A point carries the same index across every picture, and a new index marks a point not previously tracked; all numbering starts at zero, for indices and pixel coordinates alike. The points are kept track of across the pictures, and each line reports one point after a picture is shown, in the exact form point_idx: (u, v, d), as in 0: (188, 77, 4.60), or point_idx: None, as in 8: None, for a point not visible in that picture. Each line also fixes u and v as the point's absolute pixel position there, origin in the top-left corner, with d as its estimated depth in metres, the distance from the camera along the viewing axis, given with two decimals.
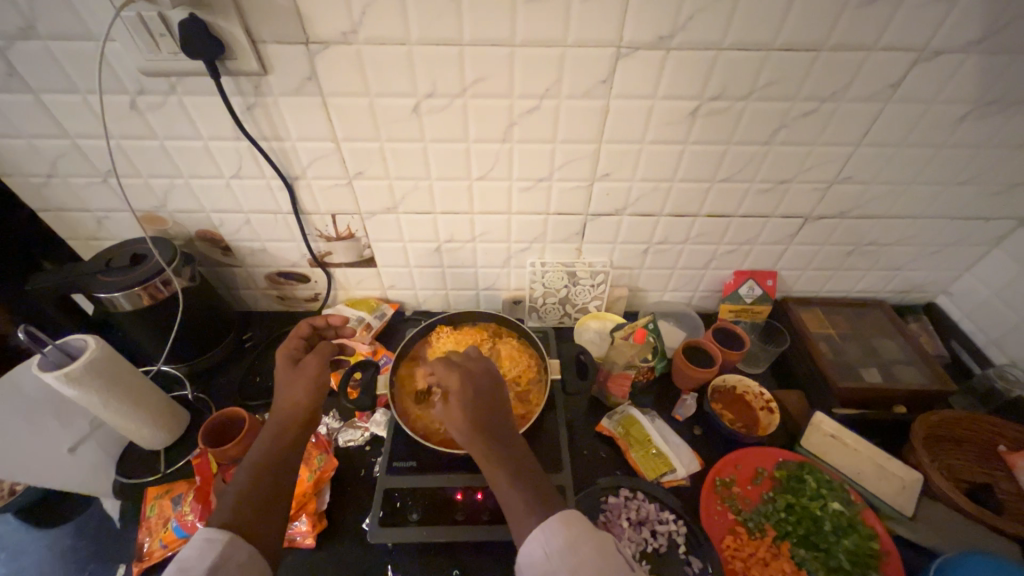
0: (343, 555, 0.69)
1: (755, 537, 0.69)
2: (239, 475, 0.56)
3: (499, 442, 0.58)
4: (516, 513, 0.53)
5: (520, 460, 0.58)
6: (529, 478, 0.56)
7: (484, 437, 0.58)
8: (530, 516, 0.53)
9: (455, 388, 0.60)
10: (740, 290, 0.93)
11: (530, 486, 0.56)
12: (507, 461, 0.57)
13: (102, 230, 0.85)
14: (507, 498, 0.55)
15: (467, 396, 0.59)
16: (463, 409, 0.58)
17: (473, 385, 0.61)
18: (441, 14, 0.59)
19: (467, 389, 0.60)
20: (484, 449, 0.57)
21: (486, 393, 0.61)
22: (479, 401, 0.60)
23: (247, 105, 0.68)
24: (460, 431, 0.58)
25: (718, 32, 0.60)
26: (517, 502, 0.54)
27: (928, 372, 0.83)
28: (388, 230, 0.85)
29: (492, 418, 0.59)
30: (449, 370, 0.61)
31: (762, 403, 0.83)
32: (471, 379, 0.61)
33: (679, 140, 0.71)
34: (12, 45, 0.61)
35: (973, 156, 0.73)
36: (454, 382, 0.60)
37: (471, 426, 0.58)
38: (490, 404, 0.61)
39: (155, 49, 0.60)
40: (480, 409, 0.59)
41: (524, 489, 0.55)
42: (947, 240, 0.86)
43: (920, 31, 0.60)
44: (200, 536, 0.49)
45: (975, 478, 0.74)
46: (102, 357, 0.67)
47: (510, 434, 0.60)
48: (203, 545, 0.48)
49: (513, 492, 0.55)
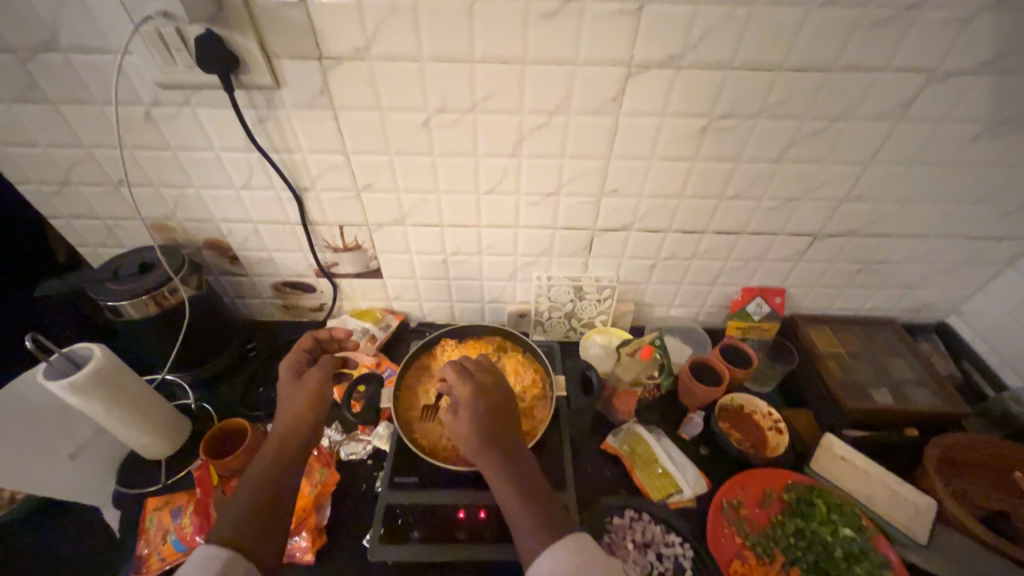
0: (343, 572, 0.68)
1: (764, 563, 0.67)
2: (246, 483, 0.57)
3: (508, 453, 0.58)
4: (523, 526, 0.53)
5: (528, 472, 0.57)
6: (537, 491, 0.56)
7: (493, 448, 0.57)
8: (537, 529, 0.52)
9: (466, 398, 0.60)
10: (748, 307, 0.92)
11: (538, 499, 0.55)
12: (516, 477, 0.56)
13: (112, 238, 0.86)
14: (514, 509, 0.54)
15: (476, 406, 0.60)
16: (472, 420, 0.59)
17: (483, 395, 0.61)
18: (453, 31, 0.59)
19: (477, 401, 0.60)
20: (493, 465, 0.57)
21: (495, 404, 0.61)
22: (489, 412, 0.60)
23: (259, 117, 0.68)
24: (470, 441, 0.58)
25: (728, 52, 0.60)
26: (524, 514, 0.53)
27: (940, 394, 0.82)
28: (395, 242, 0.85)
29: (501, 429, 0.59)
30: (460, 380, 0.62)
31: (770, 423, 0.82)
32: (481, 389, 0.62)
33: (688, 157, 0.71)
34: (32, 57, 0.62)
35: (985, 176, 0.73)
36: (464, 393, 0.61)
37: (480, 436, 0.58)
38: (500, 415, 0.61)
39: (171, 63, 0.61)
40: (489, 420, 0.59)
41: (532, 501, 0.54)
42: (958, 260, 0.85)
43: (931, 53, 0.60)
44: (199, 553, 0.48)
45: (990, 505, 0.72)
46: (107, 367, 0.67)
47: (519, 446, 0.60)
48: (204, 562, 0.47)
49: (520, 505, 0.54)
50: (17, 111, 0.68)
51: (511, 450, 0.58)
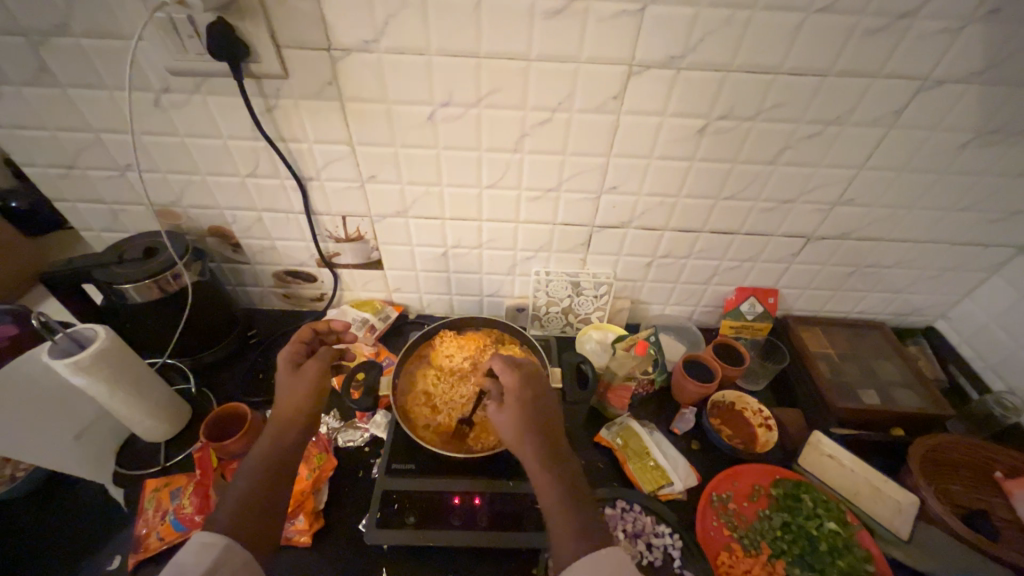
0: (338, 554, 0.69)
1: (750, 554, 0.69)
2: (245, 475, 0.57)
3: (550, 444, 0.59)
4: (554, 517, 0.53)
5: (564, 464, 0.58)
6: (572, 484, 0.56)
7: (536, 438, 0.58)
8: (567, 521, 0.53)
9: (513, 388, 0.63)
10: (741, 307, 0.94)
11: (570, 492, 0.55)
12: (555, 469, 0.57)
13: (116, 223, 0.87)
14: (548, 500, 0.55)
15: (524, 397, 0.62)
16: (519, 410, 0.60)
17: (530, 388, 0.63)
18: (461, 26, 0.61)
19: (525, 392, 0.62)
20: (534, 456, 0.57)
21: (541, 396, 0.63)
22: (535, 403, 0.62)
23: (267, 106, 0.69)
24: (512, 432, 0.59)
25: (727, 54, 0.62)
26: (557, 505, 0.54)
27: (925, 395, 0.84)
28: (396, 234, 0.86)
29: (544, 421, 0.61)
30: (508, 370, 0.65)
31: (760, 419, 0.85)
32: (529, 380, 0.64)
33: (685, 156, 0.73)
34: (45, 41, 0.63)
35: (974, 183, 0.75)
36: (513, 383, 0.63)
37: (525, 427, 0.59)
38: (545, 407, 0.62)
39: (182, 50, 0.63)
40: (534, 411, 0.61)
41: (567, 494, 0.55)
42: (946, 265, 0.87)
43: (924, 62, 0.62)
44: (195, 540, 0.49)
45: (972, 504, 0.74)
46: (112, 348, 0.68)
47: (560, 440, 0.60)
48: (201, 548, 0.48)
49: (554, 495, 0.55)
50: (27, 93, 0.68)
51: (552, 441, 0.59)
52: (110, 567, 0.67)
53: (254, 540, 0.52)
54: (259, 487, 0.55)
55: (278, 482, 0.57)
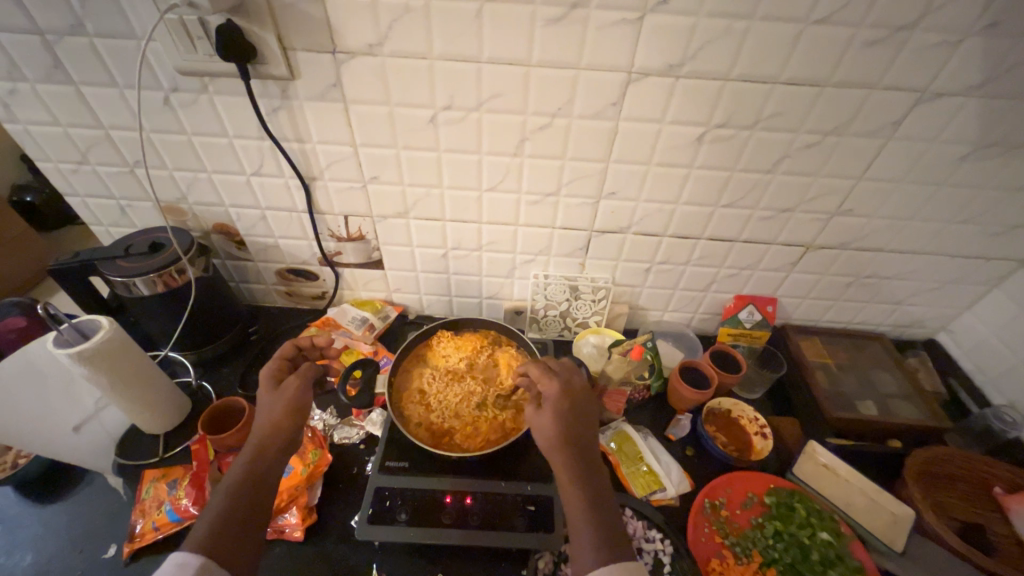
0: (329, 551, 0.70)
1: (741, 562, 0.69)
2: (236, 483, 0.57)
3: (585, 452, 0.59)
4: (579, 521, 0.55)
5: (595, 471, 0.59)
6: (601, 491, 0.57)
7: (570, 444, 0.59)
8: (588, 529, 0.54)
9: (552, 392, 0.63)
10: (740, 315, 0.94)
11: (597, 500, 0.56)
12: (583, 474, 0.58)
13: (125, 218, 0.89)
14: (574, 506, 0.56)
15: (561, 403, 0.62)
16: (556, 416, 0.61)
17: (568, 394, 0.63)
18: (463, 34, 0.62)
19: (563, 398, 0.62)
20: (565, 460, 0.59)
21: (582, 404, 0.63)
22: (575, 410, 0.62)
23: (273, 107, 0.71)
24: (549, 439, 0.60)
25: (726, 64, 0.63)
26: (583, 512, 0.55)
27: (924, 408, 0.83)
28: (398, 235, 0.88)
29: (580, 428, 0.61)
30: (547, 376, 0.65)
31: (755, 428, 0.84)
32: (569, 387, 0.64)
33: (684, 164, 0.74)
34: (60, 40, 0.65)
35: (974, 197, 0.74)
36: (552, 389, 0.63)
37: (563, 434, 0.60)
38: (584, 414, 0.63)
39: (192, 50, 0.64)
40: (575, 418, 0.61)
41: (594, 500, 0.56)
42: (947, 278, 0.87)
43: (922, 74, 0.62)
44: (173, 559, 0.48)
45: (968, 517, 0.73)
46: (114, 341, 0.69)
47: (593, 447, 0.61)
48: (176, 569, 0.47)
49: (580, 501, 0.56)
50: (42, 90, 0.70)
51: (584, 448, 0.60)
52: (105, 555, 0.68)
53: (240, 542, 0.53)
54: (245, 498, 0.56)
55: (265, 493, 0.58)
